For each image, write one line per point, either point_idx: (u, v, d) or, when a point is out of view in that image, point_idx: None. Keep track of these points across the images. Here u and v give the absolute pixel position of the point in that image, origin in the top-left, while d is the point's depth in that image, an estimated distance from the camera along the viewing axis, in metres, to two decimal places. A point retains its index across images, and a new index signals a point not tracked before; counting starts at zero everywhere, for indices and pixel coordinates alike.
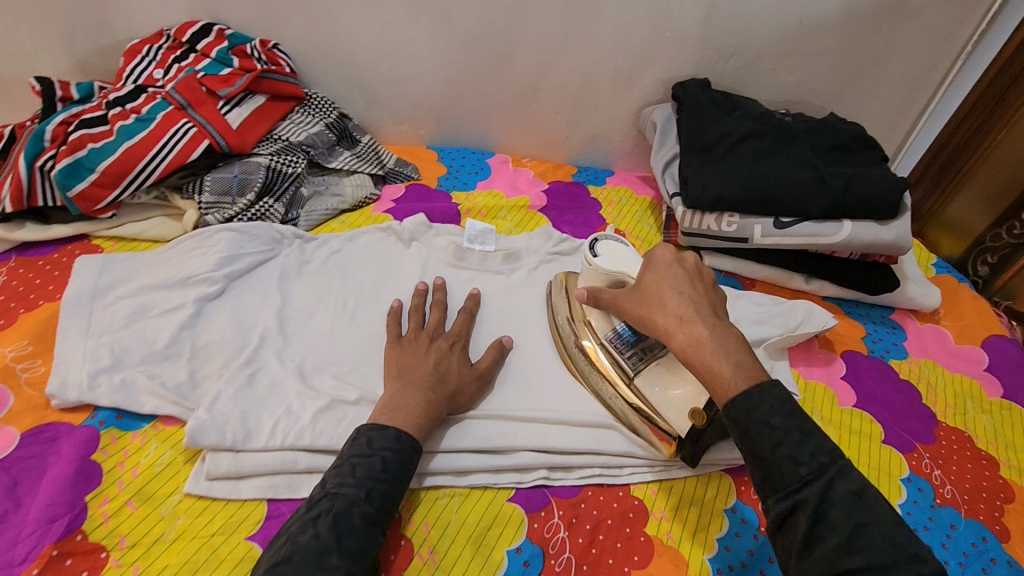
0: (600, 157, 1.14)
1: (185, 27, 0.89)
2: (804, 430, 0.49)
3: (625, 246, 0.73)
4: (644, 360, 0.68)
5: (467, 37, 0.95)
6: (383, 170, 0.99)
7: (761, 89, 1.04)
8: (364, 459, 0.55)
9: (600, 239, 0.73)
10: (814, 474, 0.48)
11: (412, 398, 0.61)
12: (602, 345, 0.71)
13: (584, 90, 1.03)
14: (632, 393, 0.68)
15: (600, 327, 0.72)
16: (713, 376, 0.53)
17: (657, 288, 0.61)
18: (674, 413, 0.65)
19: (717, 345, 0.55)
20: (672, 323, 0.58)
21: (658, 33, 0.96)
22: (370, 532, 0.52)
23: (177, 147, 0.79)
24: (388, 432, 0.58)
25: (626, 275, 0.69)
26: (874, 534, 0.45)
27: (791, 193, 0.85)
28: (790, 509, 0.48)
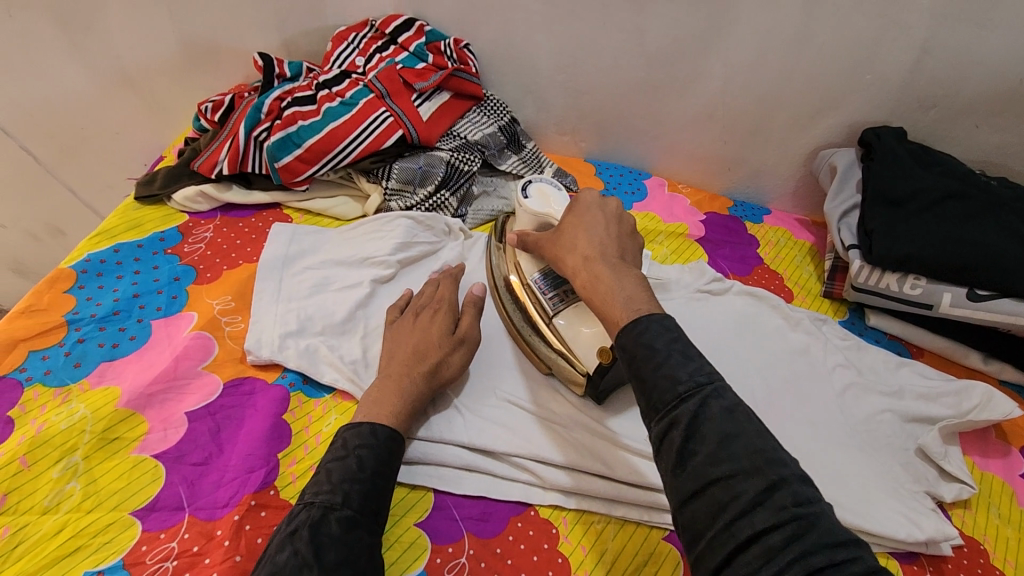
0: (758, 193, 1.10)
1: (390, 19, 0.93)
2: (684, 351, 0.48)
3: (554, 188, 0.75)
4: (564, 302, 0.69)
5: (654, 55, 0.95)
6: (545, 178, 0.99)
7: (956, 146, 0.96)
8: (339, 462, 0.53)
9: (530, 184, 0.75)
10: (692, 391, 0.45)
11: (389, 388, 0.61)
12: (528, 284, 0.72)
13: (759, 122, 1.00)
14: (550, 330, 0.69)
15: (527, 267, 0.73)
16: (605, 308, 0.55)
17: (572, 234, 0.64)
18: (585, 349, 0.66)
19: (614, 277, 0.56)
20: (578, 262, 0.60)
21: (858, 74, 0.91)
22: (352, 536, 0.48)
23: (374, 133, 0.84)
24: (362, 429, 0.56)
25: (550, 216, 0.71)
26: (742, 442, 0.43)
27: (990, 265, 0.78)
28: (667, 428, 0.45)
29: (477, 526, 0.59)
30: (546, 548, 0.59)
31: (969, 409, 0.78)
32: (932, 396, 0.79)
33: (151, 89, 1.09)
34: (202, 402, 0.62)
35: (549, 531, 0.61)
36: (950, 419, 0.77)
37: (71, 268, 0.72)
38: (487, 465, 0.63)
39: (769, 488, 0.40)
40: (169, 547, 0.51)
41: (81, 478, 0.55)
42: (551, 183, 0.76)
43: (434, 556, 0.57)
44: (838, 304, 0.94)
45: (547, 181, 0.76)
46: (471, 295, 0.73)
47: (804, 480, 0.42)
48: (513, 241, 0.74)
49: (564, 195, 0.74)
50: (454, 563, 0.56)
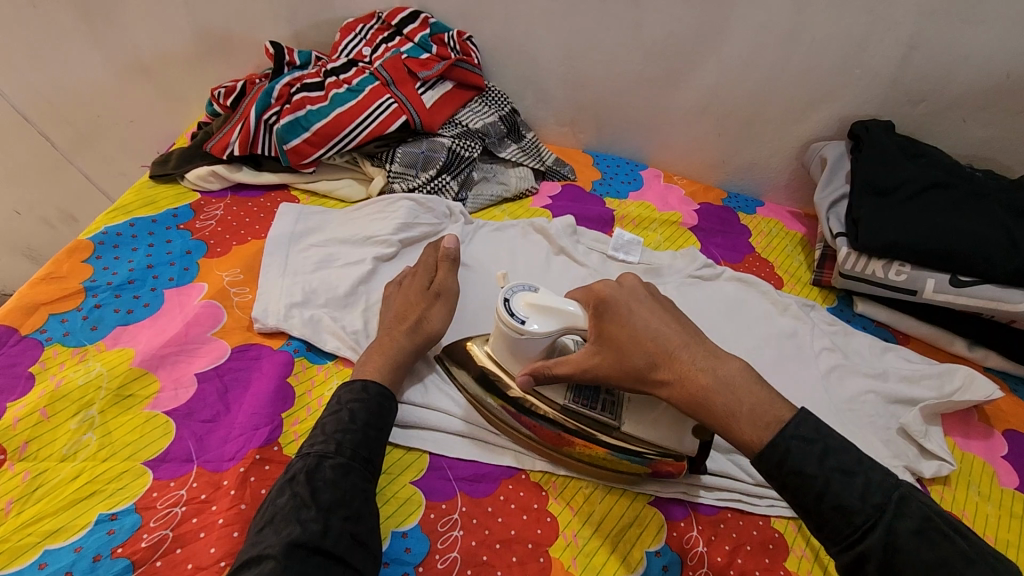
0: (753, 186, 1.13)
1: (395, 12, 0.97)
2: (844, 467, 0.47)
3: (536, 292, 0.61)
4: (616, 408, 0.63)
5: (651, 49, 0.98)
6: (543, 167, 1.03)
7: (945, 140, 0.99)
8: (333, 415, 0.57)
9: (513, 299, 0.61)
10: (870, 521, 0.46)
11: (382, 352, 0.64)
12: (567, 411, 0.63)
13: (753, 116, 1.03)
14: (622, 441, 0.62)
15: (554, 397, 0.63)
16: (731, 430, 0.51)
17: (633, 339, 0.56)
18: (668, 439, 0.61)
19: (725, 390, 0.52)
20: (682, 374, 0.53)
21: (848, 68, 0.94)
22: (346, 479, 0.52)
23: (379, 118, 0.87)
24: (354, 386, 0.60)
25: (577, 325, 0.58)
26: (945, 573, 0.43)
27: (973, 251, 0.81)
28: (857, 562, 0.46)
29: (470, 485, 0.62)
30: (536, 508, 0.62)
31: (948, 390, 0.80)
32: (913, 378, 0.82)
33: (166, 78, 1.13)
34: (211, 365, 0.65)
35: (539, 493, 0.63)
36: (930, 398, 0.79)
37: (89, 240, 0.75)
38: (479, 432, 0.67)
39: None
40: (178, 494, 0.55)
41: (97, 430, 0.58)
42: (524, 286, 0.62)
43: (428, 512, 0.59)
44: (827, 291, 0.97)
45: (521, 287, 0.62)
46: (443, 248, 0.74)
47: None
48: (530, 378, 0.61)
49: (555, 295, 0.61)
50: (447, 519, 0.59)
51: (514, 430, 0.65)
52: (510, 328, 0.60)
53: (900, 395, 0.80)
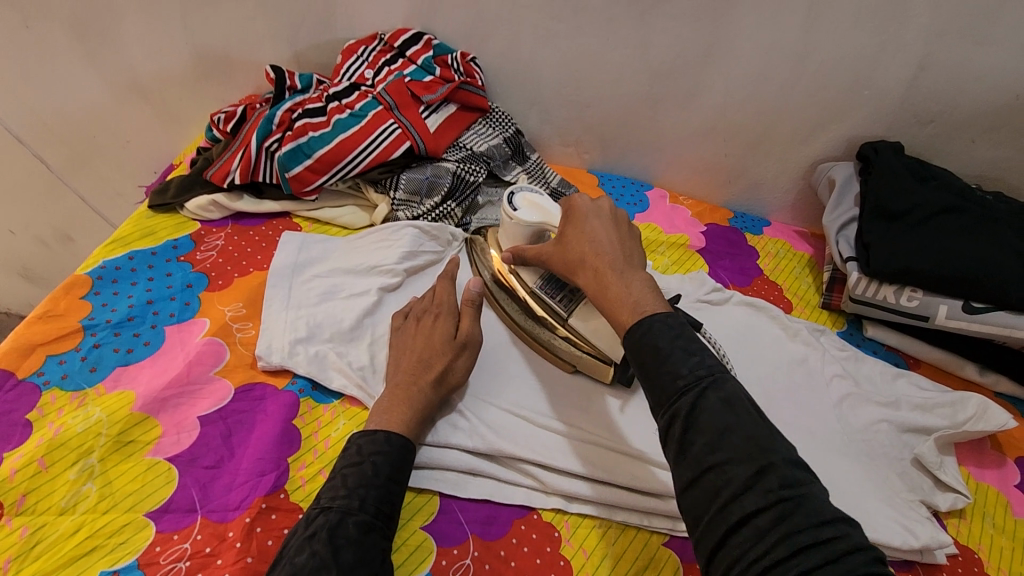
0: (759, 205, 1.12)
1: (399, 34, 0.96)
2: (691, 340, 0.50)
3: (540, 195, 0.74)
4: (573, 301, 0.71)
5: (657, 70, 0.97)
6: (549, 189, 1.01)
7: (953, 161, 0.98)
8: (354, 467, 0.56)
9: (516, 196, 0.74)
10: (691, 383, 0.48)
11: (401, 402, 0.62)
12: (533, 293, 0.74)
13: (760, 136, 1.02)
14: (564, 330, 0.72)
15: (526, 276, 0.74)
16: (614, 320, 0.56)
17: (578, 243, 0.63)
18: (603, 343, 0.69)
19: (615, 272, 0.58)
20: (593, 268, 0.60)
21: (857, 90, 0.93)
22: (368, 539, 0.51)
23: (383, 144, 0.86)
24: (377, 437, 0.58)
25: (547, 223, 0.70)
26: (739, 433, 0.45)
27: (986, 278, 0.80)
28: (668, 421, 0.48)
29: (482, 528, 0.61)
30: (550, 551, 0.61)
31: (963, 419, 0.79)
32: (928, 407, 0.81)
33: (163, 98, 1.11)
34: (214, 407, 0.63)
35: (552, 535, 0.62)
36: (945, 428, 0.78)
37: (87, 275, 0.74)
38: (493, 471, 0.65)
39: (758, 471, 0.43)
40: (183, 548, 0.53)
41: (97, 480, 0.56)
42: (531, 189, 0.76)
43: (439, 558, 0.58)
44: (837, 315, 0.96)
45: (527, 188, 0.76)
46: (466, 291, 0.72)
47: (793, 463, 0.44)
48: (506, 257, 0.75)
49: (548, 200, 0.73)
50: (459, 565, 0.58)
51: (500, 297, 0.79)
52: (505, 211, 0.74)
53: (916, 425, 0.79)
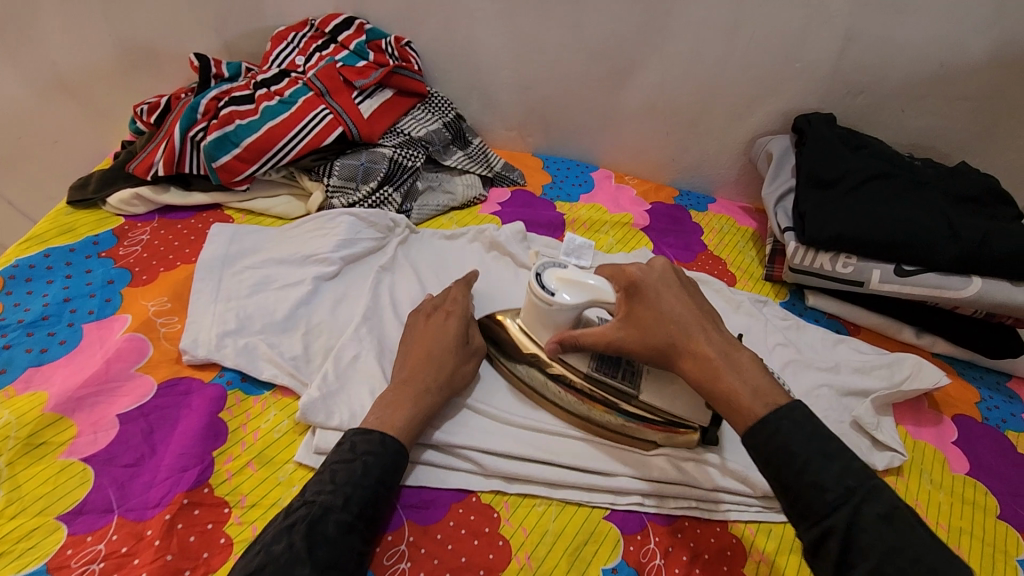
0: (703, 183, 1.13)
1: (329, 19, 0.94)
2: (826, 453, 0.48)
3: (571, 269, 0.65)
4: (636, 376, 0.64)
5: (594, 50, 0.97)
6: (492, 173, 1.01)
7: (886, 131, 1.00)
8: (345, 466, 0.54)
9: (545, 275, 0.65)
10: (842, 498, 0.46)
11: (402, 398, 0.61)
12: (589, 377, 0.65)
13: (700, 114, 1.02)
14: (639, 408, 0.64)
15: (576, 363, 0.66)
16: (733, 409, 0.52)
17: (658, 321, 0.58)
18: (688, 412, 0.63)
19: (730, 367, 0.54)
20: (686, 358, 0.56)
21: (789, 63, 0.94)
22: (346, 541, 0.50)
23: (314, 130, 0.84)
24: (372, 436, 0.57)
25: (602, 300, 0.62)
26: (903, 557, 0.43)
27: (916, 241, 0.82)
28: (821, 537, 0.46)
29: (419, 513, 0.60)
30: (487, 531, 0.60)
31: (899, 380, 0.81)
32: (865, 369, 0.83)
33: (90, 95, 1.07)
34: (134, 404, 0.61)
35: (490, 515, 0.61)
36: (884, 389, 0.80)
37: None
38: (428, 455, 0.63)
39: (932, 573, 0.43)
40: (96, 549, 0.51)
41: (5, 485, 0.54)
42: (559, 263, 0.67)
43: None
44: (779, 286, 0.97)
45: (551, 263, 0.67)
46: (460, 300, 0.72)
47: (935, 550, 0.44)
48: (551, 348, 0.65)
49: (585, 273, 0.65)
50: (393, 551, 0.57)
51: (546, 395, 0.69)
52: (540, 300, 0.64)
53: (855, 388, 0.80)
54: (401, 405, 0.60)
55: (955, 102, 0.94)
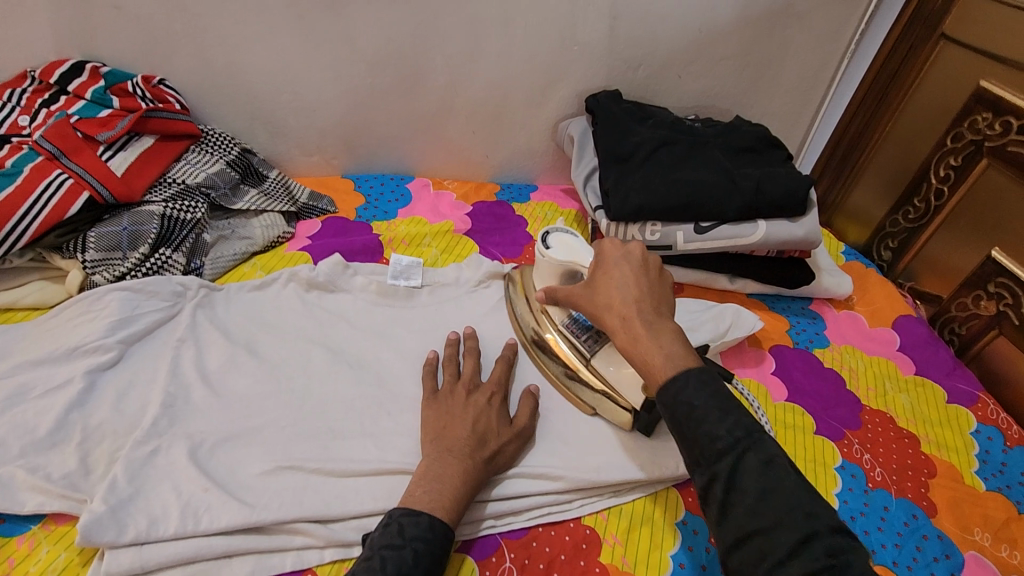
0: (523, 173, 1.13)
1: (53, 67, 0.83)
2: (724, 402, 0.49)
3: (576, 238, 0.76)
4: (598, 343, 0.73)
5: (373, 60, 0.93)
6: (296, 206, 0.93)
7: (670, 96, 1.06)
8: (395, 551, 0.52)
9: (549, 234, 0.76)
10: (729, 447, 0.47)
11: (450, 470, 0.59)
12: (560, 331, 0.76)
13: (499, 108, 1.02)
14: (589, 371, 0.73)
15: (557, 316, 0.76)
16: (649, 372, 0.53)
17: (606, 288, 0.61)
18: (625, 388, 0.69)
19: (655, 341, 0.54)
20: (617, 319, 0.58)
21: (566, 46, 0.96)
22: None
23: (52, 201, 0.72)
24: (421, 519, 0.55)
25: (578, 264, 0.72)
26: None
27: (706, 198, 0.87)
28: (708, 482, 0.47)
29: None
30: None
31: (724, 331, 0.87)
32: (695, 325, 0.86)
33: None
34: None
35: None
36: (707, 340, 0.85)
37: None
38: (254, 544, 0.56)
39: None
40: None
41: None
42: (569, 232, 0.77)
43: None
44: None
45: (562, 229, 0.78)
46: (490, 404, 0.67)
47: None
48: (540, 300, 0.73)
49: (583, 242, 0.75)
50: None
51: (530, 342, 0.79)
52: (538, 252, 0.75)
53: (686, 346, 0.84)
54: (449, 486, 0.58)
55: (718, 62, 1.03)
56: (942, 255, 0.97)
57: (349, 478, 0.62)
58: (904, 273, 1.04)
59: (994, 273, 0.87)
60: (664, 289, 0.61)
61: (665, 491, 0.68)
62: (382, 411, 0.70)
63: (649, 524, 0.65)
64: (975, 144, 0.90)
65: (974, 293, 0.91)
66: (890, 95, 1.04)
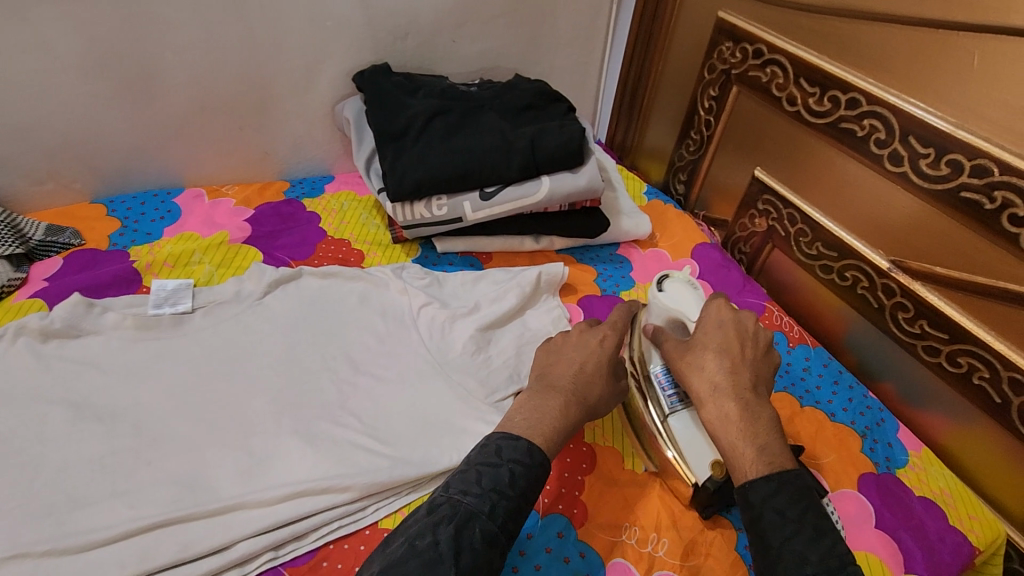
0: (315, 165, 1.05)
1: None
2: (813, 526, 0.51)
3: (692, 288, 0.76)
4: (682, 402, 0.68)
5: (88, 64, 0.80)
6: (27, 247, 0.80)
7: (449, 63, 1.02)
8: (494, 467, 0.54)
9: (667, 278, 0.77)
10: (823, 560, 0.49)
11: (552, 404, 0.61)
12: (642, 379, 0.71)
13: (265, 100, 0.94)
14: (660, 429, 0.68)
15: (646, 357, 0.72)
16: (737, 459, 0.57)
17: (697, 363, 0.64)
18: (693, 458, 0.64)
19: (746, 429, 0.58)
20: (708, 394, 0.62)
21: (319, 23, 0.89)
22: (489, 553, 0.49)
23: None
24: (520, 443, 0.56)
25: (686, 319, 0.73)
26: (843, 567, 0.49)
27: (484, 164, 0.85)
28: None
29: None
30: None
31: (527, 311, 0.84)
32: (499, 297, 0.83)
33: None
34: None
35: None
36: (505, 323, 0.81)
37: None
38: None
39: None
40: None
41: None
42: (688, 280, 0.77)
43: None
44: (410, 244, 0.95)
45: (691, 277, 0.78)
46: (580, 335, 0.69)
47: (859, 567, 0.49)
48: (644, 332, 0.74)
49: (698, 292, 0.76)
50: None
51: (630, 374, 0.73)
52: (652, 293, 0.76)
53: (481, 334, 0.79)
54: (546, 416, 0.60)
55: (488, 22, 1.00)
56: (722, 182, 1.02)
57: (90, 550, 0.55)
58: (698, 203, 1.09)
59: (760, 191, 0.94)
60: (762, 369, 0.65)
61: None
62: (140, 463, 0.62)
63: None
64: (725, 74, 0.95)
65: (749, 212, 0.97)
66: (654, 35, 1.07)
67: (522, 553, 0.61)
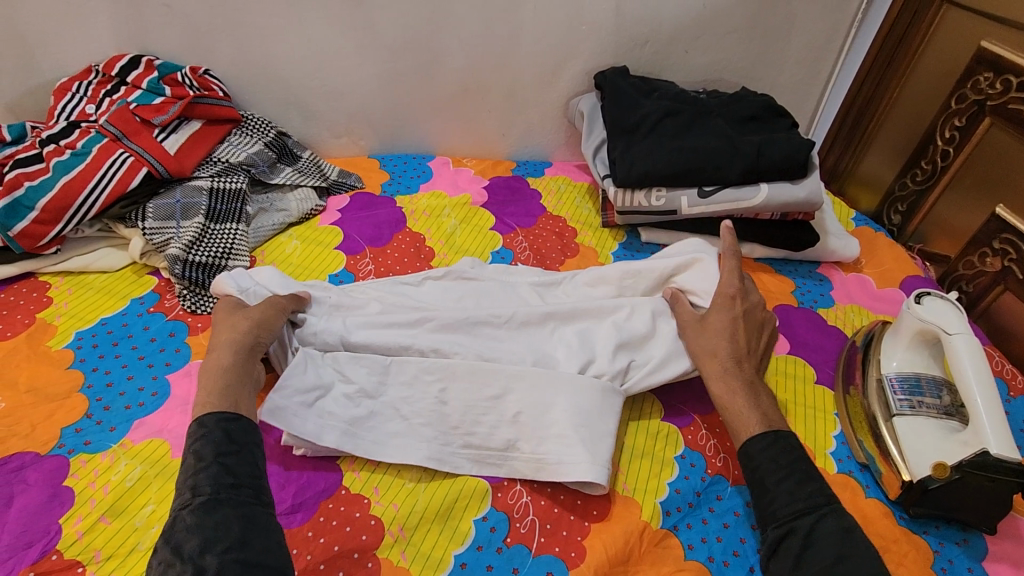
0: (538, 151, 1.19)
1: (114, 61, 0.94)
2: None
3: (954, 306, 0.74)
4: (913, 409, 0.72)
5: (394, 46, 1.01)
6: (327, 182, 1.02)
7: (677, 72, 1.10)
8: (204, 445, 0.54)
9: (926, 294, 0.75)
10: (810, 508, 0.56)
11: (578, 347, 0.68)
12: (880, 382, 0.76)
13: (514, 88, 1.09)
14: (887, 428, 0.72)
15: (883, 365, 0.77)
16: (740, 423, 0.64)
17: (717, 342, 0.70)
18: (915, 457, 0.68)
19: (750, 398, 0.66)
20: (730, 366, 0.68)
21: (576, 25, 1.01)
22: (269, 525, 0.52)
23: (116, 176, 0.84)
24: (239, 426, 0.57)
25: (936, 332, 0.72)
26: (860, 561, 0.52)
27: (709, 164, 0.92)
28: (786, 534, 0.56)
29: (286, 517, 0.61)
30: (359, 516, 0.61)
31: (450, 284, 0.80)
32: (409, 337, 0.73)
33: None
34: None
35: (361, 502, 0.62)
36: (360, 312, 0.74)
37: None
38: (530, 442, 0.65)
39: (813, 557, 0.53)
40: None
41: None
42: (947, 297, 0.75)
43: None
44: (617, 229, 1.04)
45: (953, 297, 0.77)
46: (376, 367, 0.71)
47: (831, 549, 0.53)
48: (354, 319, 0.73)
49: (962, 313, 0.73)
50: None
51: (849, 385, 0.79)
52: (906, 302, 0.77)
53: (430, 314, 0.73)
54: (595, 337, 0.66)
55: (723, 37, 1.06)
56: (949, 216, 0.98)
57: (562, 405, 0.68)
58: (914, 236, 1.05)
59: (999, 229, 0.89)
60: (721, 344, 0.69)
61: (669, 432, 0.73)
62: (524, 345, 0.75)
63: (650, 457, 0.70)
64: (978, 104, 0.92)
65: (980, 250, 0.93)
66: (896, 62, 1.06)
67: (711, 510, 0.66)
